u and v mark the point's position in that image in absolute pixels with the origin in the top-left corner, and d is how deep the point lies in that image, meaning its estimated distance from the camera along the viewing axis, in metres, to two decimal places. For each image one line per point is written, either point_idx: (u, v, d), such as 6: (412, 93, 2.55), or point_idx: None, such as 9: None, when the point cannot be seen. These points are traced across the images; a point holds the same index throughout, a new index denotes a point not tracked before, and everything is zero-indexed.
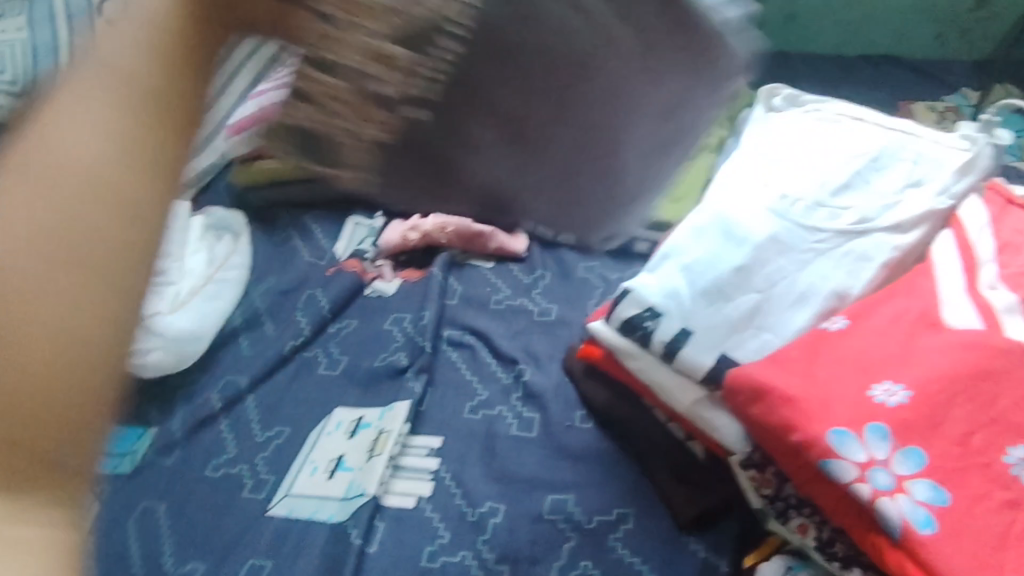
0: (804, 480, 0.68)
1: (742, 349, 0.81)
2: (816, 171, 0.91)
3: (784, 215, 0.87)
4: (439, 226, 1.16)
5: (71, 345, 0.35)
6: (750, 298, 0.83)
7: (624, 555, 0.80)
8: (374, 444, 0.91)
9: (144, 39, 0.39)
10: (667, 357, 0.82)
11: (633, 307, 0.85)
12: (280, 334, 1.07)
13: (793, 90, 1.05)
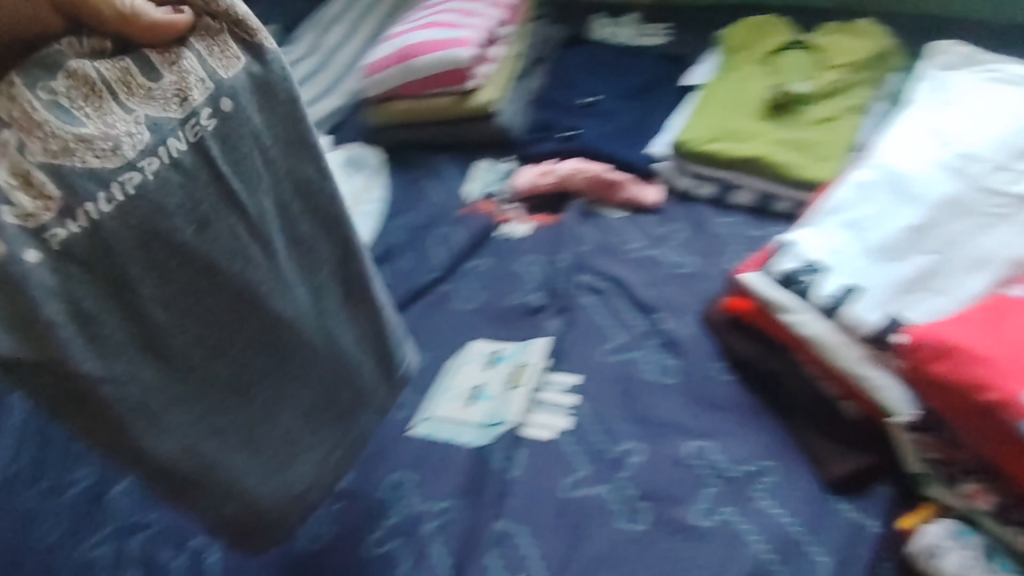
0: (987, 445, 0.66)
1: (913, 309, 0.79)
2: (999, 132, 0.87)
3: (961, 178, 0.85)
4: (571, 172, 1.16)
5: None
6: (920, 260, 0.82)
7: (765, 505, 0.79)
8: (514, 376, 0.91)
9: None
10: (830, 311, 0.81)
11: (792, 261, 0.85)
12: (417, 270, 1.09)
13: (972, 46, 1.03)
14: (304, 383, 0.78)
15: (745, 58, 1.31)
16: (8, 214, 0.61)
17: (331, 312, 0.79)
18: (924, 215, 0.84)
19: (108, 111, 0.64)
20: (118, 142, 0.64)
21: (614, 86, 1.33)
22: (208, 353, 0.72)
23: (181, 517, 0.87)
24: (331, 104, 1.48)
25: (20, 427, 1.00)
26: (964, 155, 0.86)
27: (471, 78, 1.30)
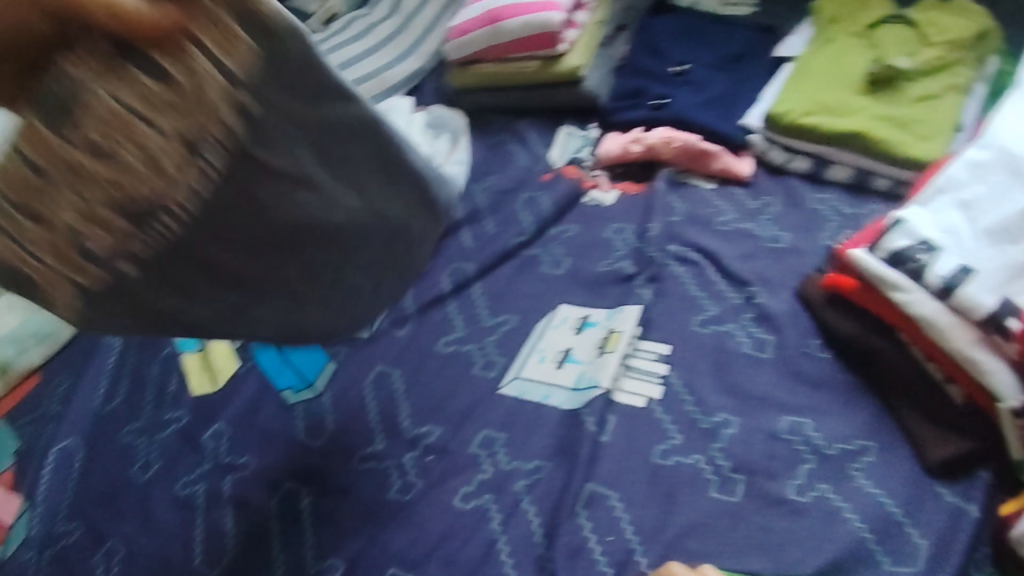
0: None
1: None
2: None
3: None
4: (665, 140, 1.14)
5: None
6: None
7: (863, 485, 0.78)
8: (605, 341, 0.91)
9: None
10: (943, 291, 0.78)
11: (904, 239, 0.82)
12: (503, 231, 1.08)
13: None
14: (366, 253, 0.88)
15: (841, 31, 1.27)
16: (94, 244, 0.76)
17: (382, 188, 0.86)
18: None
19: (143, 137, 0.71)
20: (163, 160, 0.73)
21: (705, 56, 1.30)
22: (278, 261, 0.83)
23: (272, 463, 0.88)
24: (411, 65, 1.47)
25: (116, 367, 1.03)
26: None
27: (560, 42, 1.28)
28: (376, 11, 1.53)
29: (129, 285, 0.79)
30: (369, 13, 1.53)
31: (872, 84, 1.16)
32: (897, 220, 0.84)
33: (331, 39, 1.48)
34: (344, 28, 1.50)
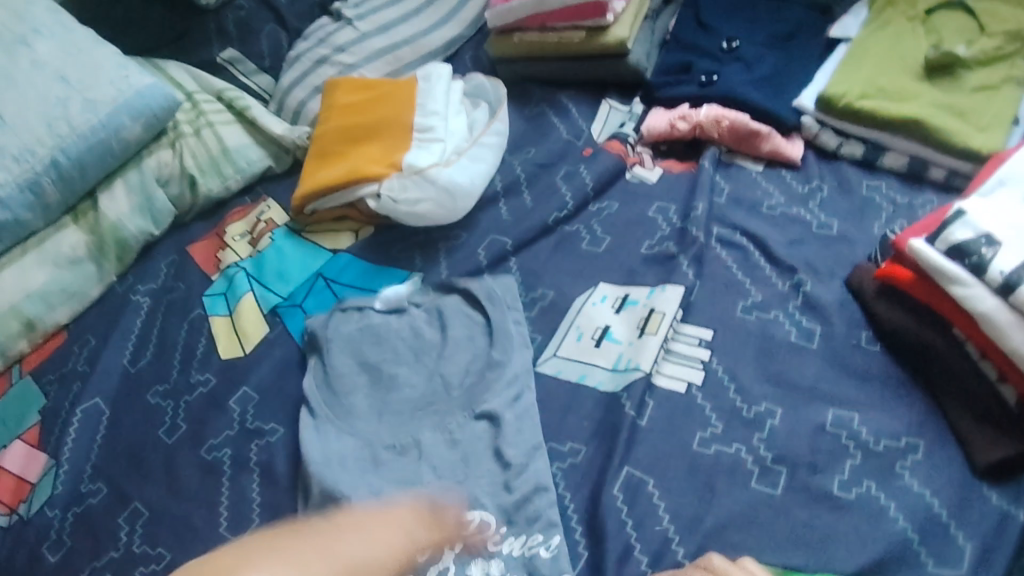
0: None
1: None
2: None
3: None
4: (714, 119, 1.10)
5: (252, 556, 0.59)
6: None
7: (910, 483, 0.75)
8: (645, 322, 0.88)
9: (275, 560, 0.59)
10: (1005, 287, 0.74)
11: (966, 232, 0.78)
12: (542, 204, 1.05)
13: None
14: None
15: (897, 15, 1.22)
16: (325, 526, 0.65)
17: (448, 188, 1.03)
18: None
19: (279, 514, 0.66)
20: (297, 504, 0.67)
21: (755, 33, 1.26)
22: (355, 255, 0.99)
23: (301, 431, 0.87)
24: (450, 32, 1.43)
25: (145, 328, 1.02)
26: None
27: (608, 11, 1.23)
28: None
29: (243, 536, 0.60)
30: None
31: (931, 71, 1.12)
32: (961, 210, 0.80)
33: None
34: None
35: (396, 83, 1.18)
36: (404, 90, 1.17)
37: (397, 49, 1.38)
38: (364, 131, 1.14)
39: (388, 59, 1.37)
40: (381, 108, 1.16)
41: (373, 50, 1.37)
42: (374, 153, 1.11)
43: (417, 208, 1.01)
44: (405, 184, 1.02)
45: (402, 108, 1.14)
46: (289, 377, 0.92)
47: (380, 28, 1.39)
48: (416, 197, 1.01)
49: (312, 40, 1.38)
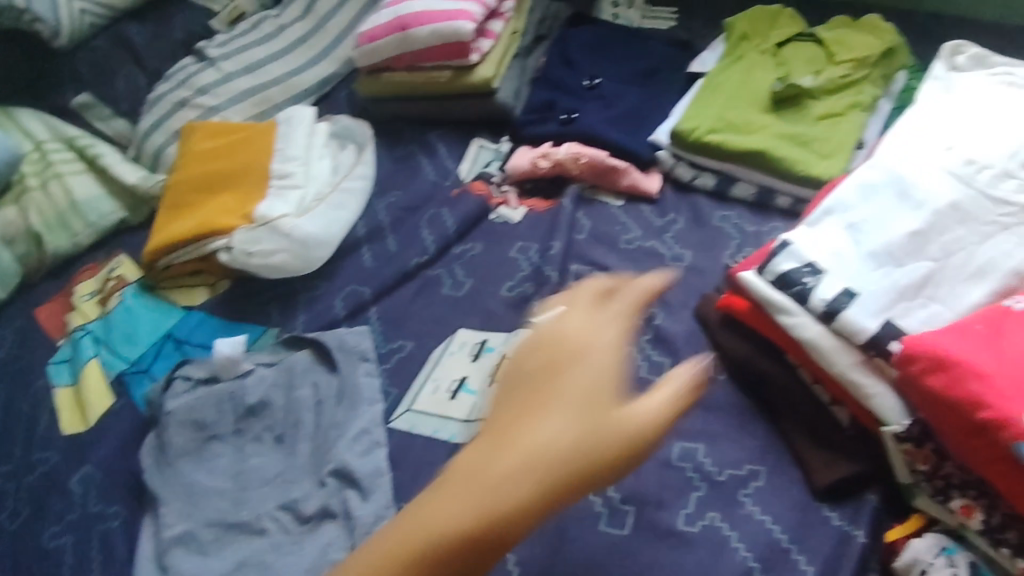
0: (966, 445, 0.66)
1: (911, 316, 0.78)
2: (1004, 137, 0.87)
3: (967, 183, 0.84)
4: (573, 156, 1.12)
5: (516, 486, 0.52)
6: (921, 267, 0.81)
7: (752, 512, 0.77)
8: (498, 368, 0.89)
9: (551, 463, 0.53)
10: (829, 314, 0.79)
11: (793, 262, 0.83)
12: (404, 250, 1.06)
13: (982, 49, 1.03)
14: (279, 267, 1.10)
15: (751, 48, 1.28)
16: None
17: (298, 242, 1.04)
18: (928, 219, 0.82)
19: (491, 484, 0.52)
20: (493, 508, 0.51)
21: (615, 69, 1.29)
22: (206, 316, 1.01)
23: (143, 513, 0.89)
24: (323, 71, 1.42)
25: None
26: (970, 158, 0.85)
27: (472, 53, 1.24)
28: (286, 13, 1.46)
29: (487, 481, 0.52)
30: (279, 14, 1.46)
31: (778, 102, 1.16)
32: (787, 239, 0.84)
33: (235, 39, 1.41)
34: (249, 28, 1.43)
35: (254, 128, 1.20)
36: (262, 135, 1.18)
37: (266, 89, 1.37)
38: (218, 179, 1.16)
39: (254, 103, 1.36)
40: (236, 156, 1.17)
41: (236, 93, 1.36)
42: (225, 203, 1.12)
43: (272, 260, 1.04)
44: (258, 236, 1.05)
45: (259, 153, 1.16)
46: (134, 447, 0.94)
47: (248, 68, 1.38)
48: (270, 249, 1.04)
49: (173, 82, 1.37)
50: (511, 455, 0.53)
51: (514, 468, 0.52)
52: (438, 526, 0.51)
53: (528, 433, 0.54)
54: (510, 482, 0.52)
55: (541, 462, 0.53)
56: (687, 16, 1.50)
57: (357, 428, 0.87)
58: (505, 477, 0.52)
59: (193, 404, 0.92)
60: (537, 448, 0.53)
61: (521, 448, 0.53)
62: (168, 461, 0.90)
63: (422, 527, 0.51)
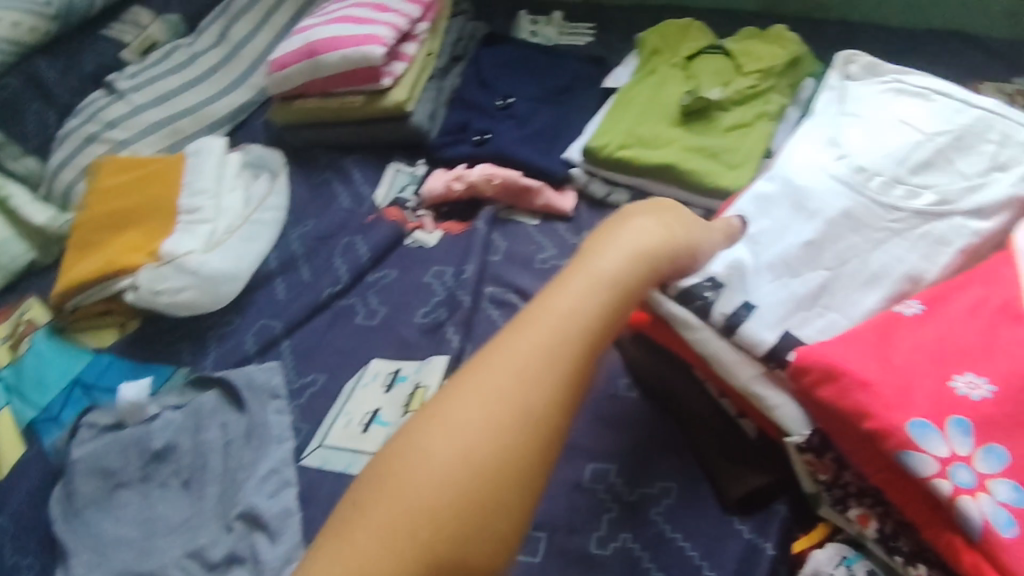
0: (859, 453, 0.67)
1: (807, 326, 0.80)
2: (890, 146, 0.90)
3: (858, 190, 0.86)
4: (486, 177, 1.12)
5: (550, 360, 0.55)
6: (815, 277, 0.82)
7: (663, 529, 0.77)
8: (411, 399, 0.88)
9: (595, 310, 0.59)
10: (728, 327, 0.79)
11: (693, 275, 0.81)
12: (317, 281, 1.05)
13: (872, 58, 1.06)
14: None
15: (663, 62, 1.29)
16: (503, 430, 0.52)
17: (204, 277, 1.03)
18: (820, 229, 0.85)
19: (567, 310, 0.58)
20: (526, 362, 0.55)
21: (529, 88, 1.30)
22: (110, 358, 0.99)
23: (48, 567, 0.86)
24: (238, 98, 1.41)
25: None
26: (859, 166, 0.88)
27: (383, 77, 1.23)
28: (199, 41, 1.44)
29: (529, 366, 0.55)
30: (192, 42, 1.44)
31: (687, 116, 1.18)
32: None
33: (146, 69, 1.38)
34: (161, 57, 1.40)
35: (162, 162, 1.17)
36: (173, 169, 1.16)
37: (178, 120, 1.35)
38: (126, 215, 1.13)
39: (167, 134, 1.34)
40: (144, 191, 1.14)
41: (148, 125, 1.33)
42: (132, 239, 1.09)
43: (180, 297, 1.02)
44: (163, 273, 1.03)
45: (167, 187, 1.13)
46: (41, 498, 0.90)
47: (159, 100, 1.35)
48: (177, 286, 1.02)
49: (82, 116, 1.33)
50: (584, 287, 0.60)
51: (545, 339, 0.56)
52: (518, 359, 0.55)
53: (552, 306, 0.59)
54: (542, 357, 0.55)
55: (578, 333, 0.57)
56: (605, 30, 1.52)
57: (266, 469, 0.85)
58: (547, 335, 0.57)
59: (101, 451, 0.90)
60: (572, 316, 0.58)
61: (548, 321, 0.57)
62: (75, 511, 0.87)
63: (513, 350, 0.56)
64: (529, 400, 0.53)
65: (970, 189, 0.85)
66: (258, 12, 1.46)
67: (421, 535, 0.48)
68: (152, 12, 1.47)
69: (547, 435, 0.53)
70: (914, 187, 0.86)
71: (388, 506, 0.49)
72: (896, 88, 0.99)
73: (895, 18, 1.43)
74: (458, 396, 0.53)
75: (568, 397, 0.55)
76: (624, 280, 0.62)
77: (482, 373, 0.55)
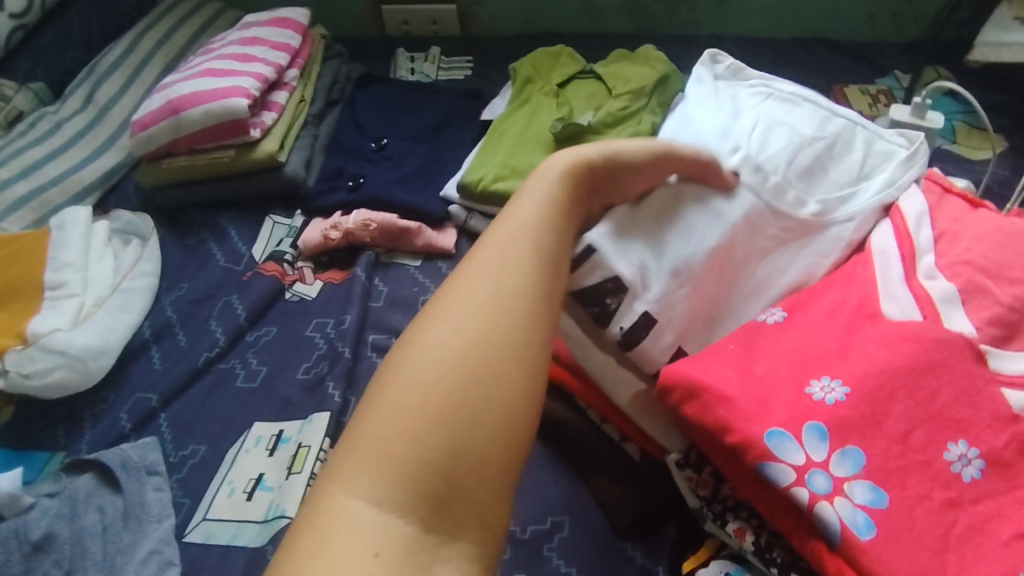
0: (728, 465, 0.68)
1: (698, 341, 0.78)
2: (777, 144, 0.86)
3: (759, 193, 0.80)
4: (362, 224, 1.10)
5: (529, 249, 0.49)
6: (714, 283, 0.78)
7: (558, 565, 0.77)
8: (294, 459, 0.85)
9: (552, 211, 0.55)
10: (624, 343, 0.77)
11: (619, 262, 0.76)
12: (195, 345, 1.01)
13: (736, 60, 1.06)
14: None
15: (536, 91, 1.30)
16: (506, 319, 0.44)
17: (73, 354, 0.96)
18: (724, 232, 0.78)
19: (529, 211, 0.53)
20: (512, 256, 0.48)
21: (404, 127, 1.29)
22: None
23: None
24: (109, 161, 1.37)
25: None
26: (759, 164, 0.82)
27: (251, 128, 1.21)
28: (65, 107, 1.40)
29: (515, 255, 0.48)
30: (57, 108, 1.39)
31: (561, 143, 1.19)
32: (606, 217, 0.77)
33: (11, 142, 1.32)
34: (26, 128, 1.35)
35: (24, 239, 1.11)
36: (36, 244, 1.10)
37: (44, 191, 1.29)
38: None
39: (35, 205, 1.28)
40: (8, 270, 1.07)
41: (14, 200, 1.26)
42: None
43: (51, 378, 0.95)
44: (32, 355, 0.96)
45: (33, 264, 1.07)
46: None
47: (24, 172, 1.29)
48: (46, 367, 0.96)
49: None
50: (534, 197, 0.56)
51: (521, 233, 0.50)
52: (498, 253, 0.48)
53: (513, 212, 0.53)
54: (522, 246, 0.49)
55: (550, 232, 0.52)
56: (482, 62, 1.52)
57: (144, 551, 0.78)
58: (521, 231, 0.51)
59: None
60: (536, 215, 0.53)
61: (513, 221, 0.52)
62: None
63: (484, 240, 0.50)
64: (524, 288, 0.46)
65: (842, 198, 0.85)
66: (123, 71, 1.46)
67: (447, 406, 0.40)
68: (16, 82, 1.39)
69: (549, 310, 0.47)
70: (800, 192, 0.84)
71: (399, 387, 0.41)
72: (762, 87, 0.98)
73: (757, 29, 1.49)
74: (438, 304, 0.45)
75: (553, 271, 0.50)
76: (568, 194, 0.58)
77: (460, 275, 0.47)
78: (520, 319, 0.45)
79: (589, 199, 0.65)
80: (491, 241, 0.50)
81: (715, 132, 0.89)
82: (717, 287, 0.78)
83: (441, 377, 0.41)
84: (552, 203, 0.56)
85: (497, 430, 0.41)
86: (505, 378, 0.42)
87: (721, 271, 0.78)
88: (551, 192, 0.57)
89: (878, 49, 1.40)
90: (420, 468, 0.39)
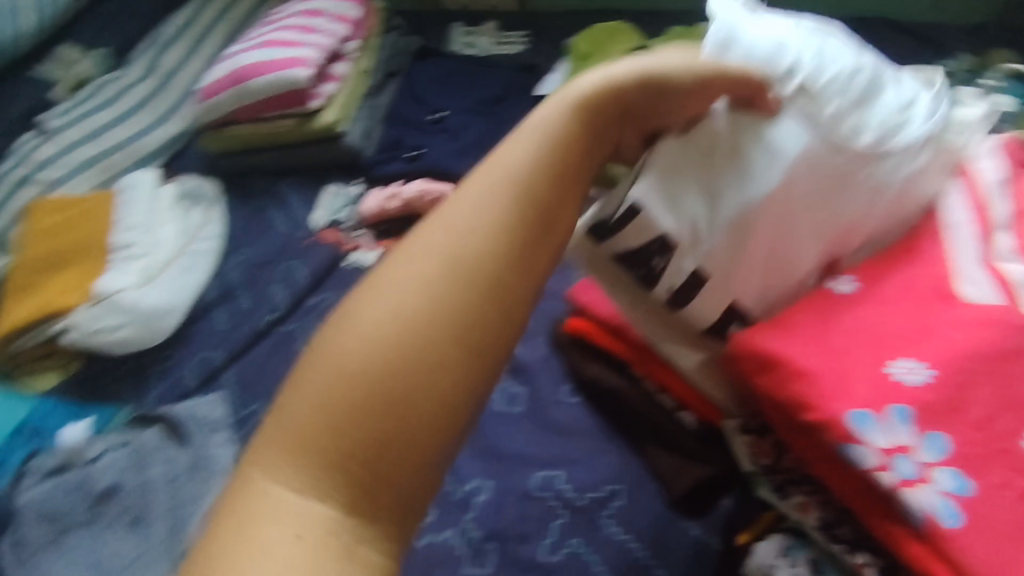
0: (797, 442, 0.68)
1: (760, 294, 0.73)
2: (840, 60, 0.70)
3: (823, 133, 0.69)
4: (419, 194, 1.12)
5: (494, 224, 0.53)
6: (776, 237, 0.71)
7: (614, 533, 0.78)
8: None
9: (542, 168, 0.57)
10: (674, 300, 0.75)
11: (664, 216, 0.72)
12: (257, 307, 1.04)
13: None
14: None
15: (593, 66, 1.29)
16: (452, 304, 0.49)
17: (140, 313, 1.01)
18: (782, 173, 0.69)
19: (513, 168, 0.56)
20: (473, 234, 0.52)
21: (462, 100, 1.30)
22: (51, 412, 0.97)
23: None
24: (173, 129, 1.39)
25: None
26: (812, 96, 0.69)
27: (311, 99, 1.24)
28: (129, 73, 1.42)
29: (476, 232, 0.52)
30: (119, 77, 1.41)
31: None
32: (645, 169, 0.72)
33: (78, 106, 1.36)
34: (92, 91, 1.38)
35: (90, 201, 1.15)
36: (103, 206, 1.14)
37: (109, 156, 1.32)
38: (62, 255, 1.10)
39: (98, 169, 1.31)
40: (76, 231, 1.11)
41: (81, 162, 1.30)
42: (68, 279, 1.07)
43: (117, 335, 1.00)
44: (94, 314, 1.01)
45: (100, 226, 1.11)
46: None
47: (89, 136, 1.33)
48: (114, 324, 1.00)
49: (14, 159, 1.31)
50: (522, 150, 0.58)
51: (493, 204, 0.54)
52: (459, 229, 0.52)
53: (494, 172, 0.56)
54: (487, 221, 0.53)
55: (530, 196, 0.55)
56: (540, 37, 1.52)
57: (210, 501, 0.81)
58: (489, 202, 0.54)
59: (46, 494, 0.85)
60: (516, 175, 0.55)
61: (489, 184, 0.55)
62: (26, 555, 0.81)
63: (450, 211, 0.54)
64: (475, 270, 0.51)
65: (905, 122, 0.71)
66: (187, 41, 1.48)
67: (374, 393, 0.46)
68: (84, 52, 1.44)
69: (504, 288, 0.51)
70: (865, 127, 0.70)
71: (333, 368, 0.47)
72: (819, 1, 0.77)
73: (819, 14, 1.47)
74: (390, 279, 0.50)
75: (520, 243, 0.53)
76: (567, 140, 0.59)
77: (417, 249, 0.52)
78: (461, 304, 0.49)
79: (604, 138, 0.64)
80: (457, 213, 0.53)
81: (768, 49, 0.70)
82: (781, 243, 0.71)
83: (377, 366, 0.47)
84: (546, 157, 0.58)
85: (423, 417, 0.47)
86: (440, 369, 0.48)
87: (788, 221, 0.71)
88: (550, 135, 0.59)
89: (946, 30, 1.37)
90: (341, 451, 0.45)
